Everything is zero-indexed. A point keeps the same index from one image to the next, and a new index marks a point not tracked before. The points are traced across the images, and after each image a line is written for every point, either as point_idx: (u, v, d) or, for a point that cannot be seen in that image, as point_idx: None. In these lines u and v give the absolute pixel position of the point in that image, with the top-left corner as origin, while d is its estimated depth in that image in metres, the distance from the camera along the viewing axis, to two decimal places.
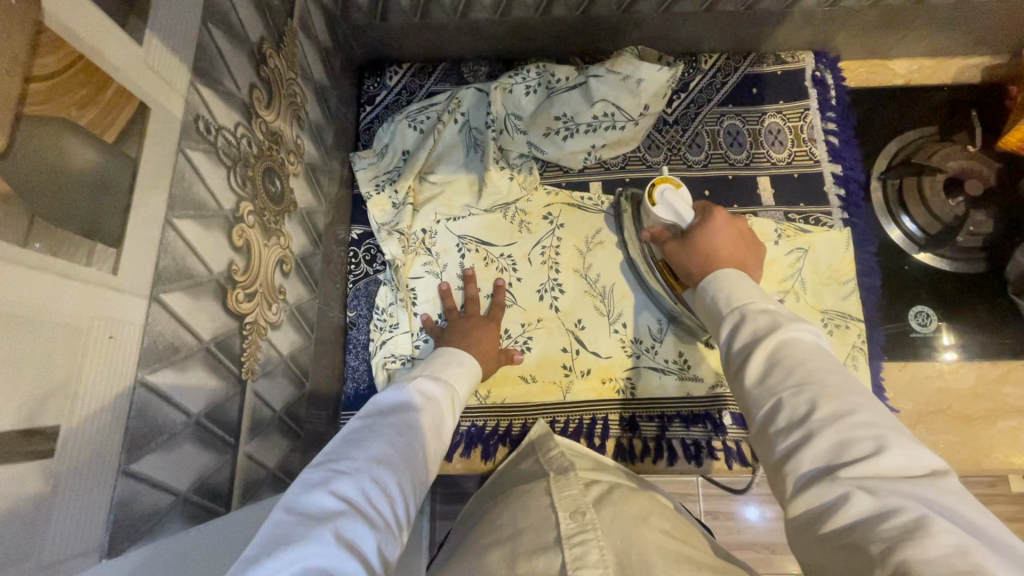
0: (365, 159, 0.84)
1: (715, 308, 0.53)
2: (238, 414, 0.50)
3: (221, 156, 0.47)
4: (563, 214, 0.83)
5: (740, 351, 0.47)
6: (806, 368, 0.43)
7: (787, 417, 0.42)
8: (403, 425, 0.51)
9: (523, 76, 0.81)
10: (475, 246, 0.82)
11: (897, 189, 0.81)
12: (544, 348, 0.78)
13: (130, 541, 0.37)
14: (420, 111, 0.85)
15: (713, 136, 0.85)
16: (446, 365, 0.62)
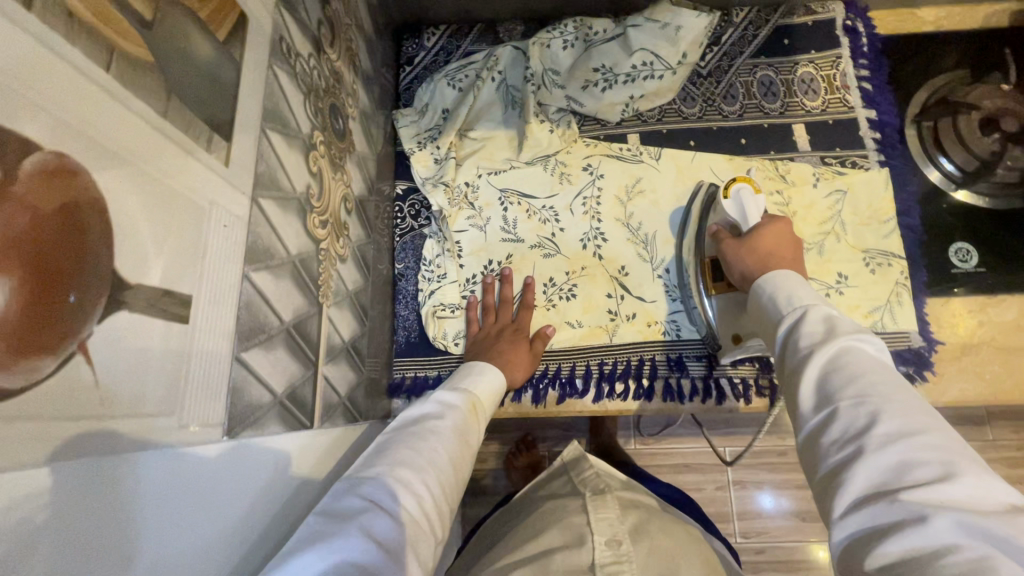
0: (407, 118, 0.86)
1: (772, 309, 0.54)
2: (316, 335, 0.52)
3: (299, 82, 0.49)
4: (603, 165, 0.85)
5: (797, 352, 0.48)
6: (867, 379, 0.42)
7: (841, 420, 0.42)
8: (424, 434, 0.51)
9: (561, 30, 0.83)
10: (517, 199, 0.84)
11: (932, 131, 0.82)
12: (590, 295, 0.80)
13: (243, 427, 0.38)
14: (459, 70, 0.87)
15: (747, 87, 0.87)
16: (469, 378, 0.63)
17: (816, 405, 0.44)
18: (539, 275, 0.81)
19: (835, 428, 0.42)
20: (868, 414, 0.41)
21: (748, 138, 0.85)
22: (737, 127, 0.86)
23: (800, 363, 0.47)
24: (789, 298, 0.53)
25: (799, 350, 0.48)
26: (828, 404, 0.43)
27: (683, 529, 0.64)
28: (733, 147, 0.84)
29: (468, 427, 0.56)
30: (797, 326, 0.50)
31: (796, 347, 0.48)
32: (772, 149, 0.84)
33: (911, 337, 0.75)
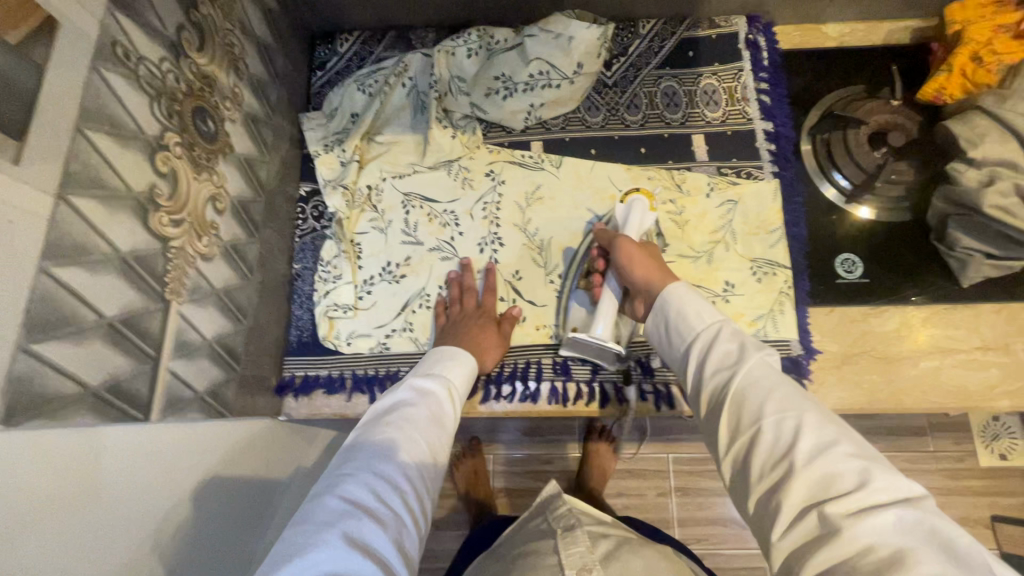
0: (315, 120, 0.88)
1: (677, 321, 0.56)
2: (160, 331, 0.53)
3: (143, 85, 0.51)
4: (504, 171, 0.86)
5: (709, 380, 0.50)
6: (774, 399, 0.45)
7: (749, 444, 0.44)
8: (416, 427, 0.56)
9: (465, 39, 0.85)
10: (419, 202, 0.85)
11: (825, 144, 0.84)
12: (482, 298, 0.81)
13: (34, 417, 0.39)
14: (369, 75, 0.89)
15: (650, 97, 0.88)
16: (446, 362, 0.66)
17: (734, 431, 0.46)
18: (435, 278, 0.83)
19: (754, 453, 0.43)
20: (789, 428, 0.43)
21: (648, 147, 0.87)
22: (637, 137, 0.87)
23: (714, 386, 0.49)
24: (697, 313, 0.55)
25: (709, 376, 0.50)
26: (742, 437, 0.45)
27: (655, 553, 0.71)
28: (632, 156, 0.86)
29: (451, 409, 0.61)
30: (704, 347, 0.52)
31: (705, 371, 0.51)
32: (671, 158, 0.86)
33: (791, 346, 0.77)
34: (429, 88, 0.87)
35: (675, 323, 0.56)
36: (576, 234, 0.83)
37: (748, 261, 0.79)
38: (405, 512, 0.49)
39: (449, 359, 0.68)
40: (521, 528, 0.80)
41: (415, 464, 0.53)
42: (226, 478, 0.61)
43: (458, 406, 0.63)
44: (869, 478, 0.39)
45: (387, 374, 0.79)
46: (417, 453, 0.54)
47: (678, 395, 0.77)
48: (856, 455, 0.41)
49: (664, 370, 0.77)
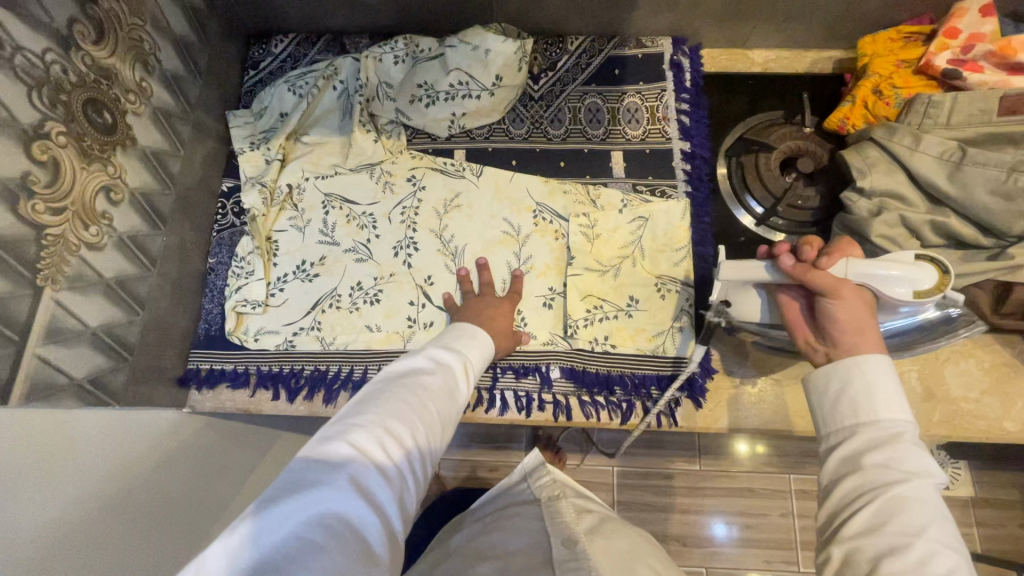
0: (242, 118, 0.89)
1: (859, 400, 0.52)
2: (29, 315, 0.54)
3: (20, 75, 0.52)
4: (425, 177, 0.88)
5: (865, 473, 0.48)
6: (938, 524, 0.44)
7: (893, 545, 0.43)
8: (433, 395, 0.55)
9: (392, 46, 0.87)
10: (339, 204, 0.87)
11: (739, 166, 0.85)
12: (392, 301, 0.82)
13: None
14: (300, 77, 0.90)
15: (574, 112, 0.90)
16: (466, 337, 0.66)
17: (860, 523, 0.46)
18: (348, 279, 0.84)
19: (892, 556, 0.43)
20: (938, 559, 0.42)
21: (568, 161, 0.88)
22: (558, 150, 0.89)
23: (865, 479, 0.48)
24: (887, 403, 0.51)
25: (865, 469, 0.48)
26: (881, 516, 0.45)
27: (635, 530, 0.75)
28: (551, 169, 0.88)
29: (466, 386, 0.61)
30: (868, 443, 0.50)
31: (864, 459, 0.49)
32: (588, 173, 0.87)
33: (688, 366, 0.76)
34: (356, 92, 0.89)
35: (831, 404, 0.53)
36: (490, 243, 0.84)
37: (654, 278, 0.80)
38: (410, 474, 0.49)
39: (476, 338, 0.67)
40: (504, 493, 0.84)
41: (431, 431, 0.53)
42: (135, 464, 0.63)
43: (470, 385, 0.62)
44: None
45: (291, 372, 0.80)
46: (433, 419, 0.54)
47: (576, 407, 0.77)
48: (968, 568, 0.42)
49: (563, 381, 0.78)
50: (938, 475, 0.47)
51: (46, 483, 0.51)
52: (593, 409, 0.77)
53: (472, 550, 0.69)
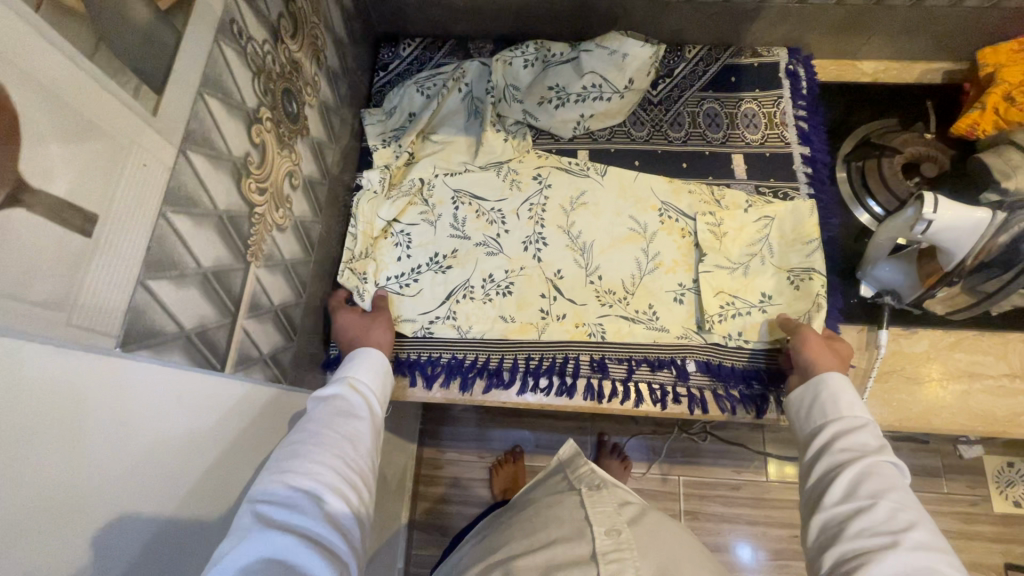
0: (375, 116, 0.93)
1: (828, 400, 0.66)
2: (240, 288, 0.57)
3: (248, 61, 0.55)
4: (551, 175, 0.90)
5: (833, 454, 0.60)
6: (902, 493, 0.55)
7: (860, 507, 0.54)
8: (340, 426, 0.60)
9: (523, 50, 0.90)
10: (467, 199, 0.89)
11: (860, 171, 0.88)
12: (523, 292, 0.84)
13: (140, 346, 0.43)
14: (428, 78, 0.93)
15: (693, 117, 0.93)
16: (353, 360, 0.70)
17: (834, 491, 0.57)
18: (479, 272, 0.85)
19: (860, 516, 0.54)
20: (902, 520, 0.52)
21: (689, 162, 0.91)
22: (679, 152, 0.92)
23: (832, 459, 0.60)
24: (847, 403, 0.64)
25: (832, 452, 0.60)
26: (845, 484, 0.57)
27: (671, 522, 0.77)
28: (674, 170, 0.91)
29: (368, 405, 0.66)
30: (834, 432, 0.63)
31: (834, 444, 0.61)
32: (711, 174, 0.90)
33: None
34: (484, 95, 0.92)
35: (813, 406, 0.67)
36: (618, 239, 0.86)
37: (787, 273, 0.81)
38: (333, 493, 0.54)
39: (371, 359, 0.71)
40: (544, 483, 0.90)
41: (342, 455, 0.57)
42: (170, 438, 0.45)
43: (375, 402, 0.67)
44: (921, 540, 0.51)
45: (428, 360, 0.82)
46: (340, 444, 0.58)
47: (711, 400, 0.79)
48: (933, 534, 0.52)
49: (699, 374, 0.80)
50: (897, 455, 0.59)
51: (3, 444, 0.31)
52: (729, 402, 0.79)
53: (507, 530, 0.74)
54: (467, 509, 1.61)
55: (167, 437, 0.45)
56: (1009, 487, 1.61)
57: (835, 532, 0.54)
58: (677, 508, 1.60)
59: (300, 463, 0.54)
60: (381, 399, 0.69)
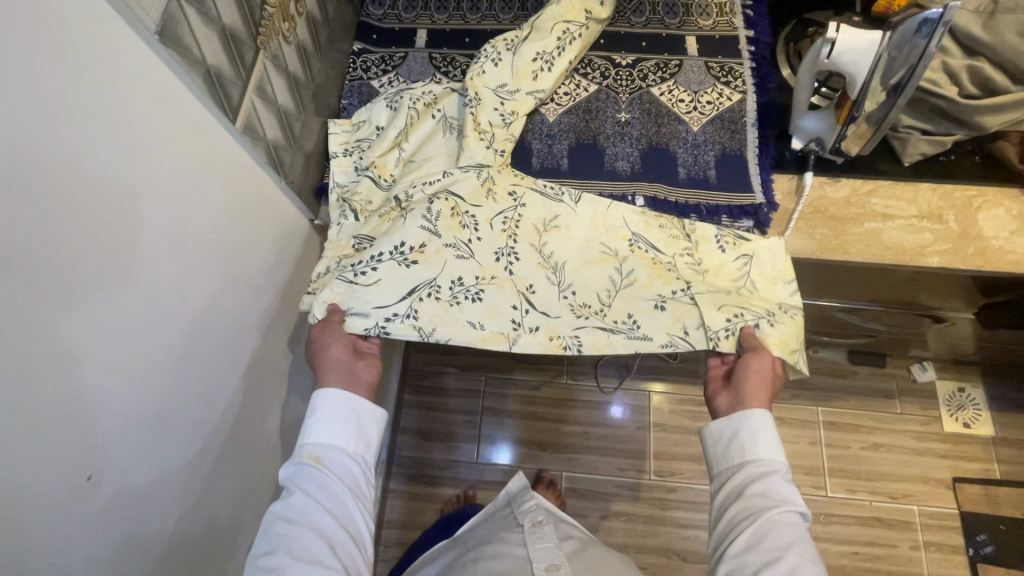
0: (340, 126, 0.94)
1: (749, 444, 0.73)
2: (252, 62, 0.70)
3: None
4: (526, 195, 0.88)
5: (745, 503, 0.68)
6: (801, 540, 0.64)
7: (765, 560, 0.63)
8: (310, 518, 0.66)
9: (485, 54, 0.92)
10: (446, 196, 0.85)
11: (796, 51, 1.00)
12: (494, 302, 0.81)
13: (173, 47, 0.56)
14: (397, 94, 0.96)
15: (653, 6, 1.06)
16: (316, 422, 0.73)
17: (746, 541, 0.65)
18: (449, 274, 0.81)
19: (766, 567, 0.62)
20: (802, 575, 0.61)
21: (648, 42, 1.03)
22: (640, 34, 1.04)
23: (744, 507, 0.68)
24: (766, 446, 0.72)
25: (746, 500, 0.69)
26: (756, 535, 0.65)
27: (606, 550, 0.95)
28: (634, 47, 1.02)
29: (337, 473, 0.71)
30: (750, 474, 0.71)
31: (749, 490, 0.70)
32: (667, 51, 1.02)
33: (755, 198, 0.90)
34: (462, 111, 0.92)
35: (729, 446, 0.74)
36: (590, 261, 0.85)
37: (774, 310, 0.82)
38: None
39: (336, 412, 0.74)
40: (495, 519, 1.03)
41: (318, 549, 0.63)
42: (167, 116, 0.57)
43: (354, 474, 0.72)
44: None
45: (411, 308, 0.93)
46: (314, 540, 0.64)
47: None
48: (818, 572, 0.62)
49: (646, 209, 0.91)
50: (803, 507, 0.68)
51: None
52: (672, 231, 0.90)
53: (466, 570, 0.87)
54: (448, 414, 1.71)
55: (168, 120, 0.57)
56: (959, 410, 1.69)
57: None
58: (646, 420, 1.70)
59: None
60: (354, 458, 0.73)
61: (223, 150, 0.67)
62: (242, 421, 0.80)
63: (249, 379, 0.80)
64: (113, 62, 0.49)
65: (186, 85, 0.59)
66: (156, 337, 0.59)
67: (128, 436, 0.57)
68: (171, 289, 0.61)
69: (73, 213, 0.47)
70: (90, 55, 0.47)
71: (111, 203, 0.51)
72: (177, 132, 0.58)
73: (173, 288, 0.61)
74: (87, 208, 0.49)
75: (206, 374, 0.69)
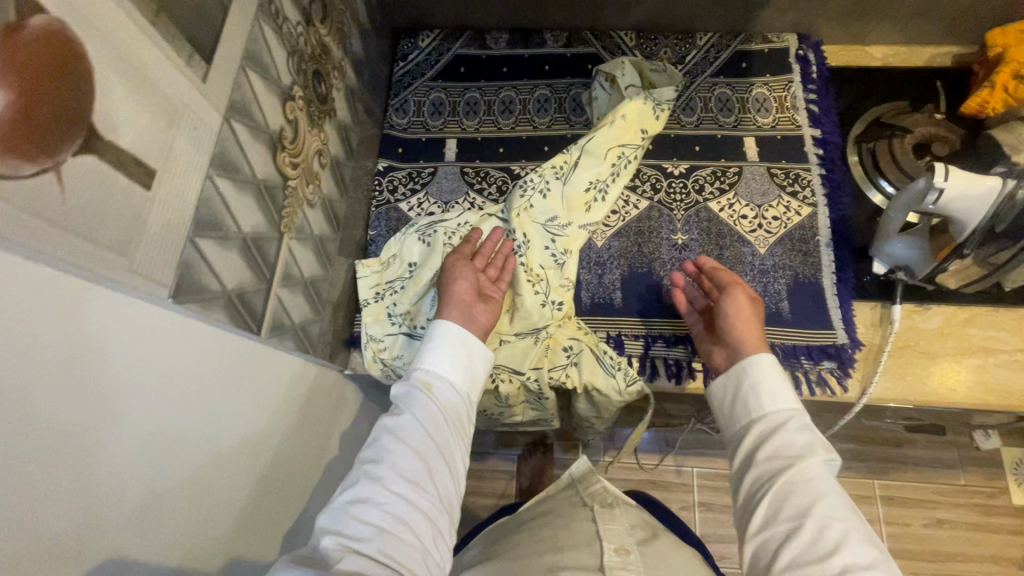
0: (370, 268, 0.85)
1: (753, 400, 0.64)
2: (275, 256, 0.59)
3: (284, 42, 0.58)
4: (582, 354, 0.80)
5: (758, 466, 0.59)
6: (830, 500, 0.53)
7: (788, 531, 0.53)
8: (410, 437, 0.61)
9: (533, 186, 0.84)
10: (507, 375, 0.82)
11: (871, 154, 0.89)
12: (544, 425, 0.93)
13: (186, 299, 0.45)
14: (430, 226, 0.86)
15: (705, 102, 0.95)
16: (430, 349, 0.70)
17: (766, 509, 0.55)
18: (525, 415, 0.88)
19: (787, 543, 0.52)
20: (830, 537, 0.51)
21: (702, 146, 0.93)
22: (692, 136, 0.93)
23: (757, 472, 0.58)
24: (772, 395, 0.63)
25: (760, 460, 0.59)
26: (780, 521, 0.54)
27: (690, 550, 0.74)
28: (687, 153, 0.92)
29: (441, 407, 0.66)
30: (761, 434, 0.61)
31: (758, 455, 0.59)
32: (724, 156, 0.92)
33: (838, 337, 0.80)
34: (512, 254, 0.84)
35: (734, 405, 0.66)
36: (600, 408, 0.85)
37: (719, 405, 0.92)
38: (406, 514, 0.55)
39: (448, 343, 0.70)
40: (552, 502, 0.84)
41: (416, 478, 0.58)
42: (196, 380, 0.46)
43: (460, 420, 0.67)
44: (851, 558, 0.49)
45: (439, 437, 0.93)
46: (413, 464, 0.59)
47: None
48: (871, 556, 0.50)
49: None
50: (828, 453, 0.58)
51: (50, 334, 0.32)
52: None
53: (527, 537, 0.73)
54: None
55: (197, 382, 0.46)
56: None
57: (767, 563, 0.52)
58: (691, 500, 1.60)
59: (373, 490, 0.56)
60: (460, 393, 0.69)
61: (255, 363, 0.56)
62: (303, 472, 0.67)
63: (305, 428, 0.68)
64: (128, 363, 0.38)
65: (210, 323, 0.48)
66: (200, 398, 0.46)
67: (175, 534, 0.44)
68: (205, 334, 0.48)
69: (102, 495, 0.37)
70: (96, 375, 0.36)
71: (138, 518, 0.40)
72: (209, 383, 0.48)
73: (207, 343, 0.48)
74: (110, 342, 0.37)
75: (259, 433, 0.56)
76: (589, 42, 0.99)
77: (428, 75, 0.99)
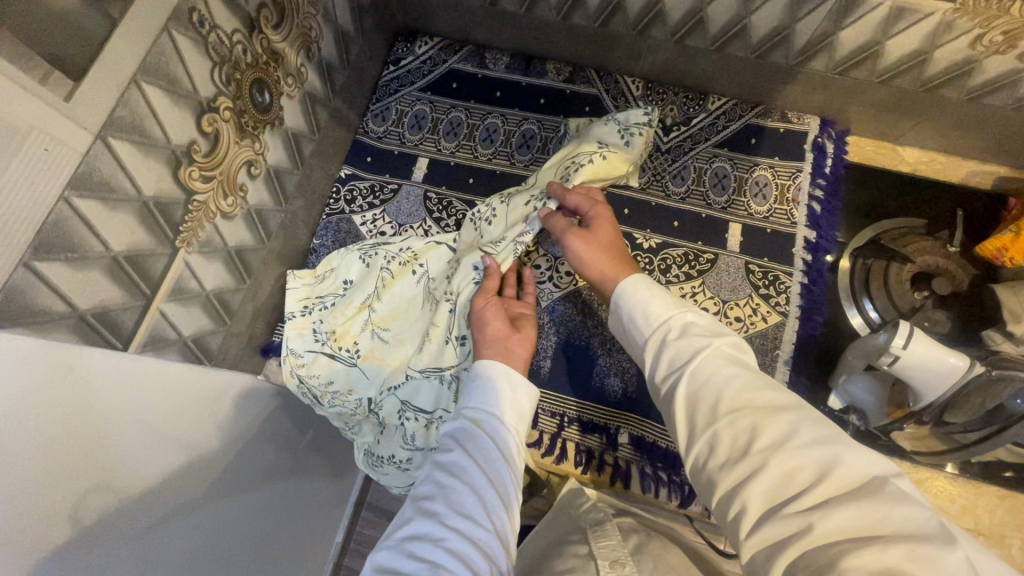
0: (302, 279, 0.81)
1: (637, 322, 0.53)
2: (161, 273, 0.57)
3: (208, 50, 0.55)
4: None
5: (666, 384, 0.48)
6: (731, 389, 0.43)
7: (707, 442, 0.42)
8: (465, 471, 0.51)
9: (480, 212, 0.80)
10: (415, 412, 0.75)
11: (864, 272, 0.80)
12: None
13: (10, 324, 0.41)
14: (375, 247, 0.82)
15: (699, 173, 0.87)
16: (478, 385, 0.61)
17: (682, 432, 0.45)
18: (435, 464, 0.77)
19: (709, 457, 0.42)
20: (743, 428, 0.41)
21: (681, 222, 0.85)
22: (674, 209, 0.86)
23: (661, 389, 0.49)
24: (643, 309, 0.53)
25: (663, 378, 0.48)
26: (698, 439, 0.43)
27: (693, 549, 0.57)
28: (662, 227, 0.85)
29: (501, 443, 0.55)
30: (657, 347, 0.51)
31: (659, 372, 0.49)
32: (701, 239, 0.84)
33: None
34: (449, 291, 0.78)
35: (628, 333, 0.54)
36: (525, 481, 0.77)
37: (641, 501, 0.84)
38: (479, 557, 0.43)
39: (495, 377, 0.61)
40: (543, 534, 0.63)
41: (476, 513, 0.47)
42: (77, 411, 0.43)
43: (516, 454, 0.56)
44: (773, 436, 0.39)
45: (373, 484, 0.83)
46: (471, 500, 0.48)
47: (636, 476, 0.75)
48: (816, 439, 0.38)
49: (629, 447, 0.75)
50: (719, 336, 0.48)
51: None
52: (653, 485, 0.74)
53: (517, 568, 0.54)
54: None
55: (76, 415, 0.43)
56: None
57: (705, 486, 0.42)
58: None
59: (431, 526, 0.45)
60: (514, 428, 0.58)
61: (159, 386, 0.54)
62: (249, 501, 0.64)
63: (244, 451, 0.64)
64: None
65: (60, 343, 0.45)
66: (62, 420, 0.42)
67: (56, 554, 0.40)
68: (93, 357, 0.48)
69: None
70: None
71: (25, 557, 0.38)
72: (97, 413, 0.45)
73: (92, 370, 0.47)
74: None
75: (196, 460, 0.55)
76: (592, 83, 0.92)
77: (417, 85, 0.94)
